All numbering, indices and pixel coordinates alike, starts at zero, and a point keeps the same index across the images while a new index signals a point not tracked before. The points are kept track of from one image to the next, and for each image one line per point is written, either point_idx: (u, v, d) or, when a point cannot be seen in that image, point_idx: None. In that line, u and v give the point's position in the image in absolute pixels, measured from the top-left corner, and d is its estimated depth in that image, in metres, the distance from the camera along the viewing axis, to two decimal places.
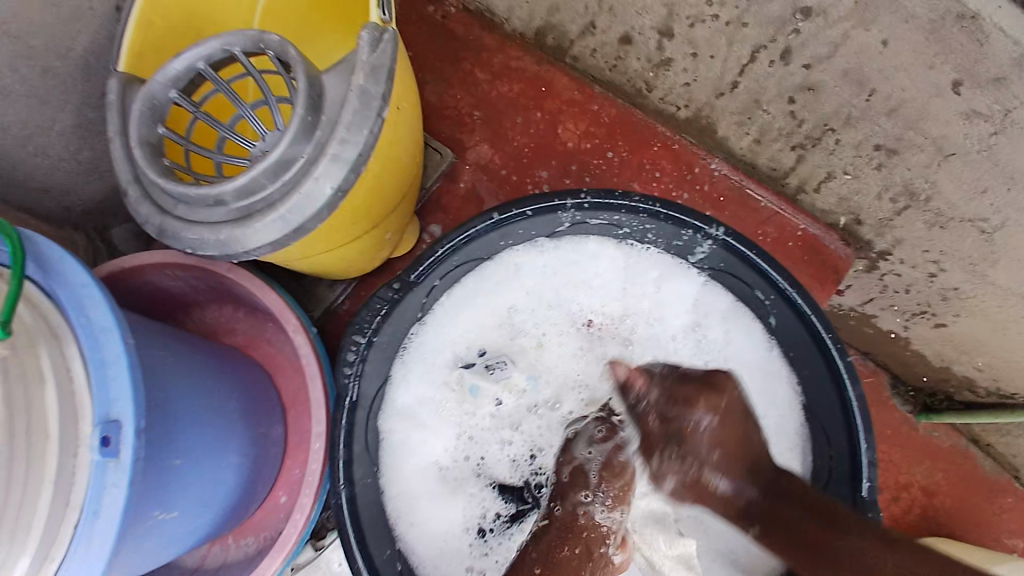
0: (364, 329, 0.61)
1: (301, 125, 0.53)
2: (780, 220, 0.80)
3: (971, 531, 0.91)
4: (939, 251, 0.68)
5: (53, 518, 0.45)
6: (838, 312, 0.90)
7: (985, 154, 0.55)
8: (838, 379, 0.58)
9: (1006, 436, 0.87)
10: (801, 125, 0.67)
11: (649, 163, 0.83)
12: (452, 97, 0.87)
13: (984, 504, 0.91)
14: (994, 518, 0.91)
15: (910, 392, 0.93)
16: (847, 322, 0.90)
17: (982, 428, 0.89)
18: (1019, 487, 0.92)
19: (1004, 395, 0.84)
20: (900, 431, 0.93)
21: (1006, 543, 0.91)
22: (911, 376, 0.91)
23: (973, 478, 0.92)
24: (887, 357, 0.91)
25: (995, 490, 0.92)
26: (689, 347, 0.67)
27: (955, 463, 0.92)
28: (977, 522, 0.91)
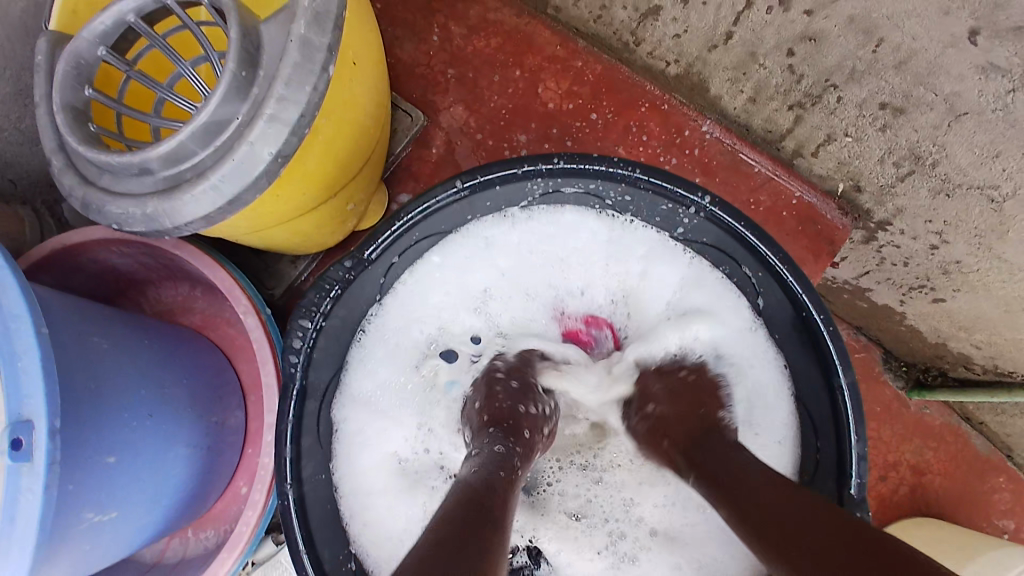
0: (312, 313, 0.53)
1: (233, 82, 0.45)
2: (774, 187, 0.75)
3: (958, 509, 0.88)
4: (944, 222, 0.63)
5: None
6: (831, 285, 0.86)
7: (1001, 114, 0.49)
8: (830, 366, 0.54)
9: (1000, 414, 0.84)
10: (800, 81, 0.61)
11: (635, 125, 0.77)
12: (424, 54, 0.81)
13: (973, 483, 0.89)
14: (983, 497, 0.89)
15: (904, 367, 0.89)
16: (842, 296, 0.86)
17: (976, 406, 0.86)
18: (1011, 465, 0.89)
19: (1001, 373, 0.79)
20: (892, 409, 0.89)
21: (995, 523, 0.88)
22: (905, 352, 0.87)
23: (964, 457, 0.89)
24: (882, 332, 0.87)
25: (986, 469, 0.89)
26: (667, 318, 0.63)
27: (947, 440, 0.89)
28: (966, 501, 0.88)
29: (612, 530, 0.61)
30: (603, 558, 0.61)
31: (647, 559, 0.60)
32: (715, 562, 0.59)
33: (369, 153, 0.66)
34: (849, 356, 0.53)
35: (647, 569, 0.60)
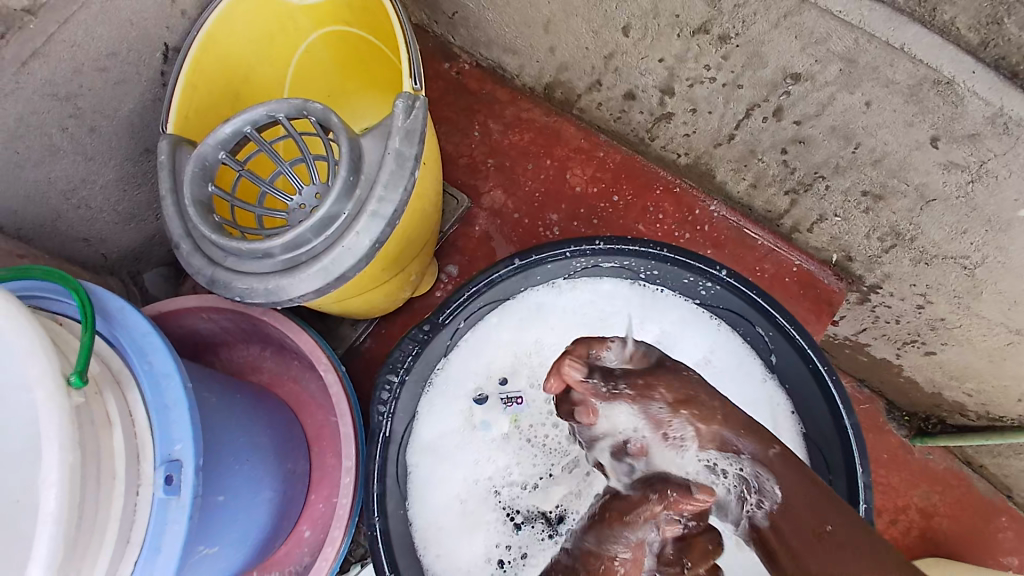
0: (397, 367, 0.61)
1: (343, 185, 0.57)
2: (776, 258, 0.86)
3: (967, 549, 0.95)
4: (925, 285, 0.74)
5: (115, 558, 0.46)
6: (833, 341, 0.95)
7: (964, 200, 0.61)
8: (835, 409, 0.61)
9: (997, 457, 0.92)
10: (794, 172, 0.73)
11: (651, 206, 0.88)
12: (467, 146, 0.94)
13: (979, 524, 0.95)
14: (988, 537, 0.95)
15: (906, 417, 0.98)
16: (843, 350, 0.95)
17: (974, 450, 0.94)
18: (1013, 505, 0.95)
19: (993, 418, 0.87)
20: (899, 456, 0.97)
21: (1001, 561, 0.95)
22: (905, 402, 0.96)
23: (969, 500, 0.96)
24: (882, 384, 0.96)
25: (989, 509, 0.96)
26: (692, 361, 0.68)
27: (951, 485, 0.96)
28: (972, 540, 0.95)
29: None
30: None
31: None
32: None
33: (426, 233, 0.76)
34: (851, 401, 0.60)
35: None
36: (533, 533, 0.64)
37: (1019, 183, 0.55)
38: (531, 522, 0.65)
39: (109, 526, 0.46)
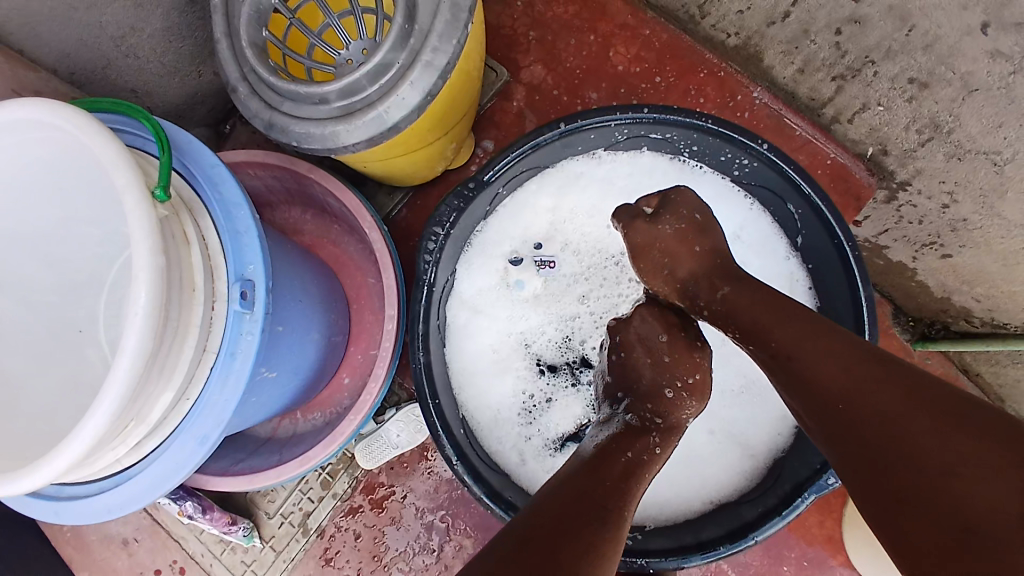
0: (443, 222, 0.63)
1: (399, 34, 0.57)
2: (812, 149, 0.85)
3: None
4: (954, 182, 0.74)
5: (194, 361, 0.52)
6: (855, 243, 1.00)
7: (1005, 90, 0.61)
8: (853, 281, 0.61)
9: (993, 365, 0.98)
10: (845, 56, 0.72)
11: (693, 89, 0.87)
12: (508, 17, 0.92)
13: None
14: None
15: (911, 322, 1.02)
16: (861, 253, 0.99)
17: (974, 358, 0.99)
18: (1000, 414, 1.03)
19: (997, 325, 0.92)
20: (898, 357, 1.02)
21: None
22: (914, 307, 1.00)
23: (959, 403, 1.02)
24: (894, 288, 1.00)
25: None
26: None
27: None
28: None
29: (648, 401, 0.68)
30: None
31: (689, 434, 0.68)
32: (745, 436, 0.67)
33: (473, 89, 0.76)
34: (870, 274, 0.60)
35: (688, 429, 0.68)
36: (558, 381, 0.69)
37: None
38: (558, 371, 0.69)
39: (190, 331, 0.51)
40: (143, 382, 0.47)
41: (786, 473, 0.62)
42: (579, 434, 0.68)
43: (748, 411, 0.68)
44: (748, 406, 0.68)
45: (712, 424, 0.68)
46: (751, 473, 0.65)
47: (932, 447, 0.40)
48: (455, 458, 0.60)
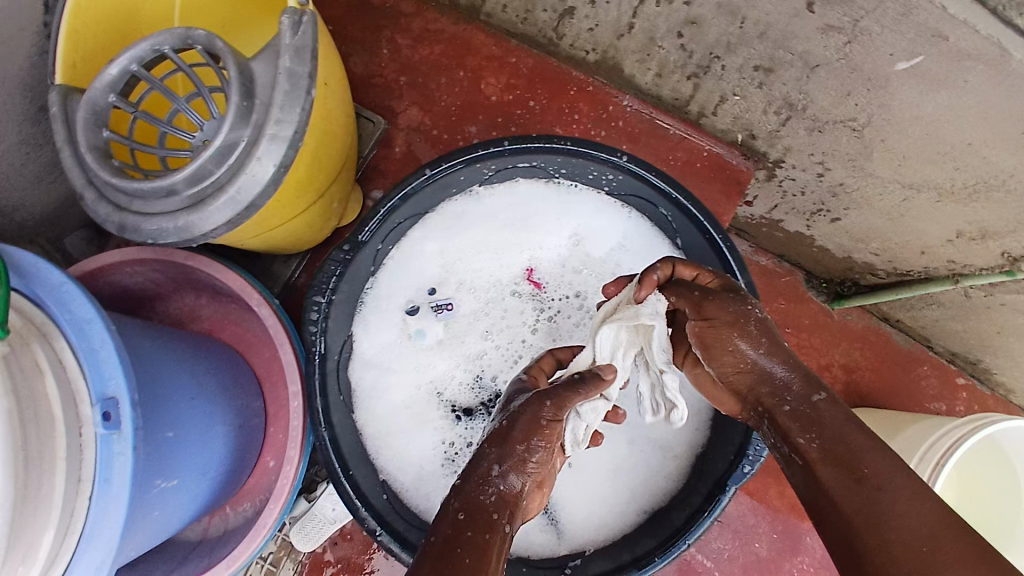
0: (323, 289, 0.61)
1: (237, 112, 0.57)
2: (687, 144, 0.88)
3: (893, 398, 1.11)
4: (822, 153, 0.77)
5: (69, 493, 0.49)
6: (753, 221, 1.05)
7: (844, 61, 0.62)
8: (730, 270, 0.63)
9: (909, 309, 1.06)
10: (692, 56, 0.73)
11: (567, 107, 0.89)
12: (376, 65, 0.92)
13: (900, 373, 1.12)
14: (912, 385, 1.12)
15: (824, 283, 1.11)
16: (762, 229, 1.06)
17: (890, 307, 1.09)
18: (932, 355, 1.12)
19: (901, 273, 0.97)
20: (820, 320, 1.12)
21: (926, 405, 1.12)
22: (823, 269, 1.09)
23: (887, 351, 1.12)
24: (801, 255, 1.08)
25: (912, 362, 1.12)
26: (598, 276, 0.70)
27: (870, 341, 1.12)
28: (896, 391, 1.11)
29: None
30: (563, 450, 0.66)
31: (614, 448, 0.67)
32: (664, 439, 0.66)
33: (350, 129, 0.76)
34: (744, 260, 0.62)
35: (612, 444, 0.67)
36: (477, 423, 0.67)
37: (891, 37, 0.57)
38: (475, 414, 0.67)
39: (57, 465, 0.48)
40: (7, 531, 0.44)
41: (706, 468, 0.62)
42: None
43: (666, 414, 0.67)
44: None
45: (632, 434, 0.67)
46: (678, 474, 0.64)
47: (908, 523, 0.44)
48: (377, 528, 0.59)
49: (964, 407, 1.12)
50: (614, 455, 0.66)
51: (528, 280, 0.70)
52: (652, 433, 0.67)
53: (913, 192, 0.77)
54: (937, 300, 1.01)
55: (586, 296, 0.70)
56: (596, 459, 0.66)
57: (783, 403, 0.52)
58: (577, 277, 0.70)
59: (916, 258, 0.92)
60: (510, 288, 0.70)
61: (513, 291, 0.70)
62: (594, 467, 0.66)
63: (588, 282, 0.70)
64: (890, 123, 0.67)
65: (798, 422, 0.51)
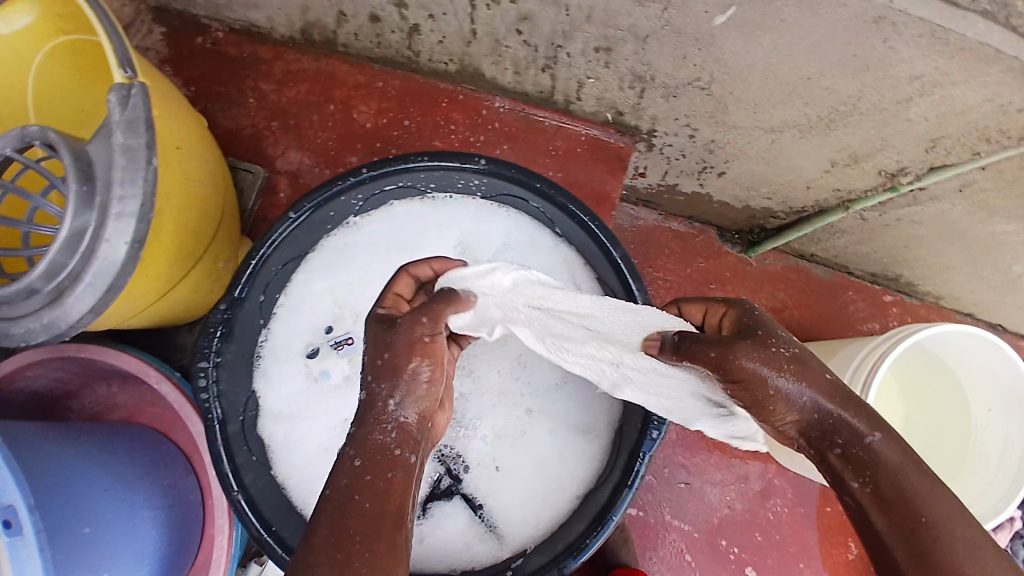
0: (206, 353, 0.62)
1: (77, 198, 0.56)
2: (564, 133, 0.89)
3: (826, 327, 1.16)
4: (685, 115, 0.79)
5: None
6: (655, 190, 1.07)
7: (668, 28, 0.63)
8: (605, 247, 0.64)
9: (818, 243, 1.09)
10: (537, 49, 0.75)
11: (443, 119, 0.89)
12: (246, 116, 0.91)
13: (827, 303, 1.17)
14: (841, 312, 1.17)
15: (735, 234, 1.16)
16: (665, 196, 1.08)
17: (801, 245, 1.12)
18: (854, 280, 1.18)
19: (798, 211, 0.99)
20: (740, 270, 1.16)
21: (857, 328, 1.16)
22: (731, 221, 1.12)
23: (810, 286, 1.17)
24: (707, 214, 1.11)
25: (836, 290, 1.17)
26: None
27: (792, 279, 1.16)
28: (828, 320, 1.16)
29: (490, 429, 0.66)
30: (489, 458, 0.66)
31: (539, 441, 0.66)
32: (586, 423, 0.67)
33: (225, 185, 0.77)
34: (615, 235, 0.64)
35: (535, 439, 0.66)
36: None
37: None
38: None
39: None
40: None
41: (624, 442, 0.64)
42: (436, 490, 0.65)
43: (582, 396, 0.68)
44: (576, 391, 0.68)
45: (552, 424, 0.67)
46: (602, 453, 0.66)
47: None
48: None
49: (892, 321, 1.17)
50: (539, 451, 0.66)
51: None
52: (571, 419, 0.67)
53: (779, 135, 0.77)
54: (841, 230, 1.02)
55: None
56: (523, 458, 0.66)
57: (833, 447, 0.49)
58: None
59: (802, 194, 0.93)
60: None
61: None
62: (520, 466, 0.65)
63: None
64: (733, 75, 0.68)
65: (851, 466, 0.48)
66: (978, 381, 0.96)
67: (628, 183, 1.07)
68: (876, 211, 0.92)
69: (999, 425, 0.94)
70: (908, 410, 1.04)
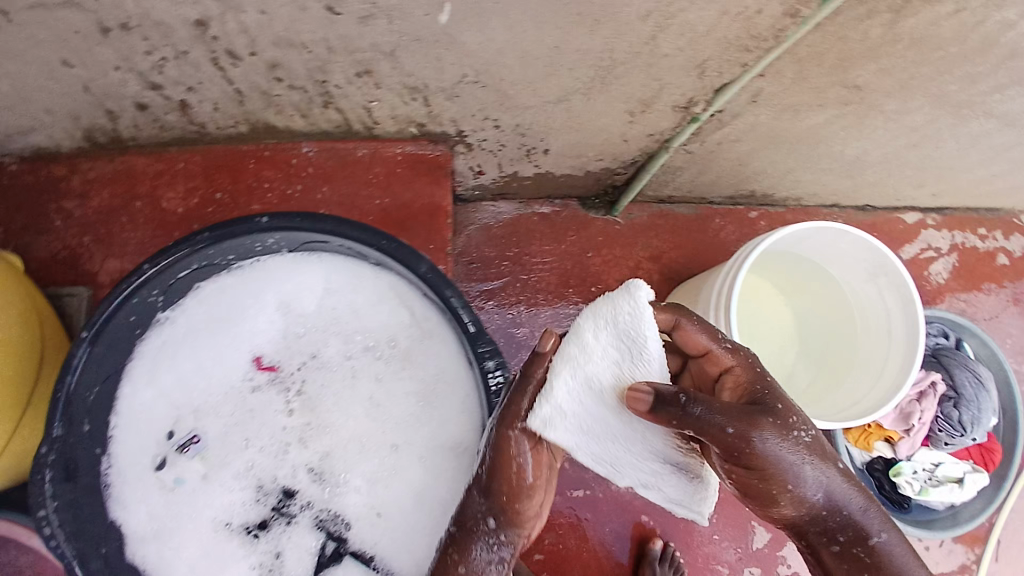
0: (42, 501, 0.58)
1: None
2: (380, 157, 0.87)
3: (706, 259, 1.19)
4: (480, 109, 0.79)
5: None
6: (502, 182, 1.06)
7: (404, 37, 0.63)
8: (410, 265, 0.64)
9: (670, 182, 1.10)
10: (307, 91, 0.73)
11: (254, 181, 0.86)
12: (55, 238, 0.87)
13: (700, 235, 1.20)
14: (715, 239, 1.20)
15: (596, 199, 1.19)
16: (515, 184, 1.07)
17: (657, 190, 1.15)
18: (718, 206, 1.21)
19: (634, 161, 1.00)
20: (612, 233, 1.19)
21: (734, 249, 1.20)
22: (583, 188, 1.14)
23: (679, 225, 1.20)
24: (558, 188, 1.13)
25: (705, 221, 1.20)
26: (320, 327, 0.69)
27: (661, 224, 1.20)
28: (705, 251, 1.19)
29: (357, 478, 0.65)
30: (364, 507, 0.64)
31: (409, 473, 0.65)
32: (455, 441, 0.66)
33: (41, 320, 0.74)
34: (416, 249, 0.63)
35: (405, 473, 0.65)
36: (276, 529, 0.64)
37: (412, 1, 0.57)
38: (270, 522, 0.65)
39: None
40: None
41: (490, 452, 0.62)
42: (321, 556, 0.64)
43: (442, 414, 0.67)
44: (436, 413, 0.67)
45: (420, 453, 0.66)
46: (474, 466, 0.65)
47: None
48: None
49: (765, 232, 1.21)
50: (412, 481, 0.65)
51: (259, 368, 0.68)
52: (438, 438, 0.66)
53: (569, 102, 0.79)
54: (684, 167, 1.03)
55: (317, 354, 0.68)
56: (398, 495, 0.65)
57: (833, 544, 0.60)
58: (301, 342, 0.68)
59: (623, 147, 0.94)
60: (246, 388, 0.67)
61: (252, 388, 0.67)
62: (395, 504, 0.65)
63: (314, 339, 0.69)
64: (491, 63, 0.68)
65: (846, 563, 0.60)
66: (840, 256, 0.96)
67: (473, 185, 1.06)
68: (701, 142, 0.93)
69: (863, 289, 0.97)
70: (772, 284, 1.07)
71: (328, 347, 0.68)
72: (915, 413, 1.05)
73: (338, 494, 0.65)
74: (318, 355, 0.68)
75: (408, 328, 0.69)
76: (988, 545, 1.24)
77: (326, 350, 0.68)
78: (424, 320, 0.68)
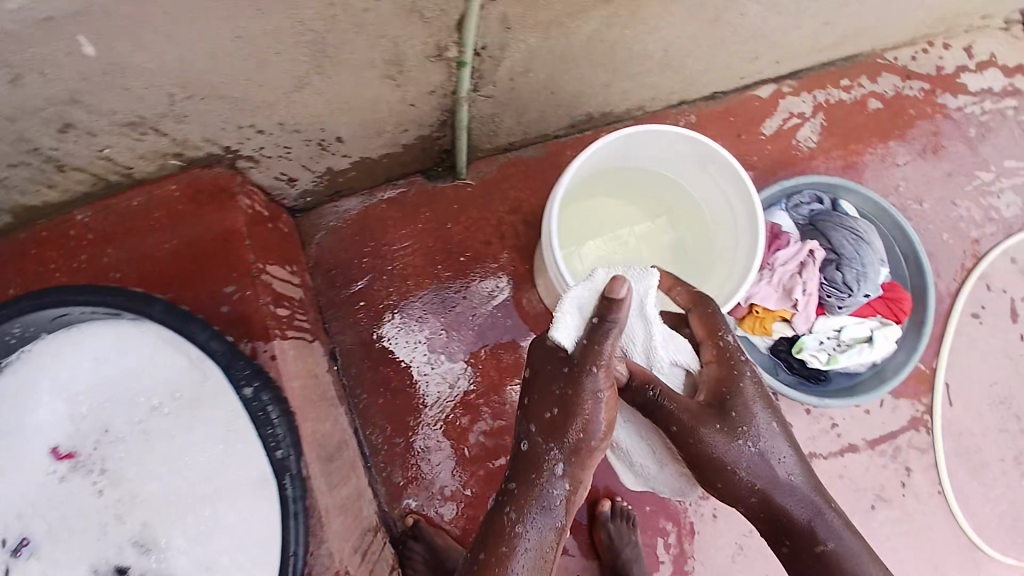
0: None
1: None
2: (157, 199, 0.83)
3: None
4: (224, 121, 0.75)
5: None
6: (325, 181, 1.00)
7: (64, 80, 0.59)
8: (141, 308, 0.65)
9: (501, 125, 1.03)
10: (27, 162, 0.70)
11: (38, 267, 0.81)
12: None
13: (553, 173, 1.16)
14: None
15: (439, 168, 1.12)
16: (338, 180, 1.02)
17: (494, 141, 1.08)
18: (564, 139, 1.16)
19: (445, 116, 0.92)
20: (465, 201, 1.14)
21: None
22: (418, 162, 1.07)
23: (529, 169, 1.15)
24: (390, 171, 1.07)
25: (555, 156, 1.16)
26: (102, 402, 0.69)
27: (512, 175, 1.15)
28: None
29: (180, 530, 0.67)
30: (193, 554, 0.66)
31: (223, 508, 0.67)
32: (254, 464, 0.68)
33: None
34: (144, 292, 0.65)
35: (219, 510, 0.67)
36: None
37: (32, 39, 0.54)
38: None
39: None
40: None
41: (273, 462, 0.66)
42: None
43: (239, 444, 0.69)
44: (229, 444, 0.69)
45: (228, 485, 0.68)
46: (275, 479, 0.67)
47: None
48: None
49: None
50: (226, 516, 0.67)
51: (58, 459, 0.67)
52: (238, 466, 0.68)
53: (309, 79, 0.72)
54: (499, 112, 0.97)
55: (108, 428, 0.69)
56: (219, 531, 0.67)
57: (785, 542, 0.71)
58: (90, 421, 0.69)
59: (421, 109, 0.87)
60: (50, 482, 0.67)
61: (59, 480, 0.67)
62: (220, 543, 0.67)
63: (100, 416, 0.69)
64: (183, 75, 0.65)
65: (796, 558, 0.71)
66: (689, 156, 0.90)
67: (293, 191, 1.00)
68: (492, 83, 0.87)
69: (707, 188, 0.93)
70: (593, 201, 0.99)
71: (114, 420, 0.69)
72: (798, 286, 0.97)
73: (166, 559, 0.66)
74: (109, 428, 0.69)
75: (189, 376, 0.70)
76: (937, 389, 1.15)
77: (115, 421, 0.69)
78: (200, 365, 0.70)
